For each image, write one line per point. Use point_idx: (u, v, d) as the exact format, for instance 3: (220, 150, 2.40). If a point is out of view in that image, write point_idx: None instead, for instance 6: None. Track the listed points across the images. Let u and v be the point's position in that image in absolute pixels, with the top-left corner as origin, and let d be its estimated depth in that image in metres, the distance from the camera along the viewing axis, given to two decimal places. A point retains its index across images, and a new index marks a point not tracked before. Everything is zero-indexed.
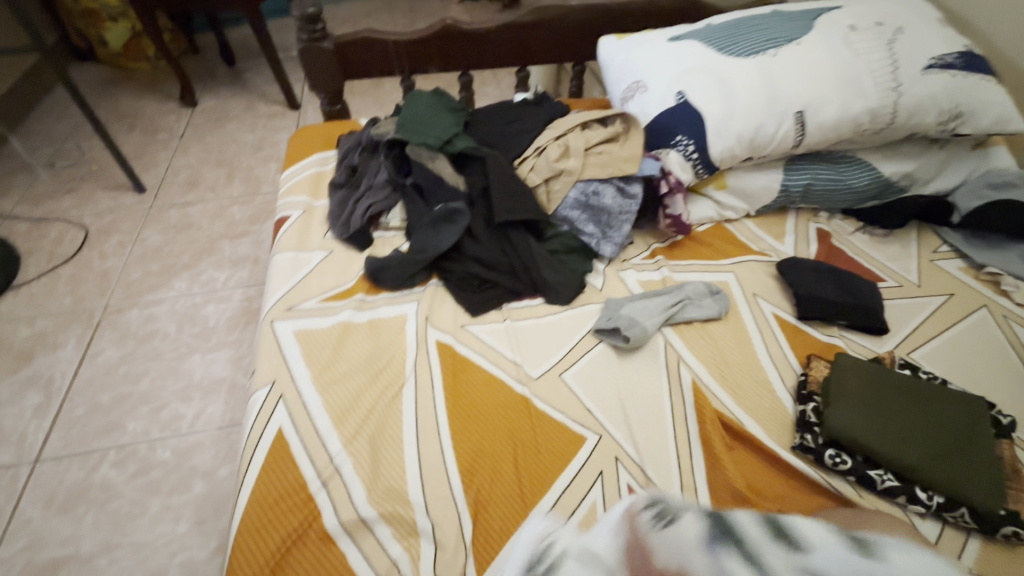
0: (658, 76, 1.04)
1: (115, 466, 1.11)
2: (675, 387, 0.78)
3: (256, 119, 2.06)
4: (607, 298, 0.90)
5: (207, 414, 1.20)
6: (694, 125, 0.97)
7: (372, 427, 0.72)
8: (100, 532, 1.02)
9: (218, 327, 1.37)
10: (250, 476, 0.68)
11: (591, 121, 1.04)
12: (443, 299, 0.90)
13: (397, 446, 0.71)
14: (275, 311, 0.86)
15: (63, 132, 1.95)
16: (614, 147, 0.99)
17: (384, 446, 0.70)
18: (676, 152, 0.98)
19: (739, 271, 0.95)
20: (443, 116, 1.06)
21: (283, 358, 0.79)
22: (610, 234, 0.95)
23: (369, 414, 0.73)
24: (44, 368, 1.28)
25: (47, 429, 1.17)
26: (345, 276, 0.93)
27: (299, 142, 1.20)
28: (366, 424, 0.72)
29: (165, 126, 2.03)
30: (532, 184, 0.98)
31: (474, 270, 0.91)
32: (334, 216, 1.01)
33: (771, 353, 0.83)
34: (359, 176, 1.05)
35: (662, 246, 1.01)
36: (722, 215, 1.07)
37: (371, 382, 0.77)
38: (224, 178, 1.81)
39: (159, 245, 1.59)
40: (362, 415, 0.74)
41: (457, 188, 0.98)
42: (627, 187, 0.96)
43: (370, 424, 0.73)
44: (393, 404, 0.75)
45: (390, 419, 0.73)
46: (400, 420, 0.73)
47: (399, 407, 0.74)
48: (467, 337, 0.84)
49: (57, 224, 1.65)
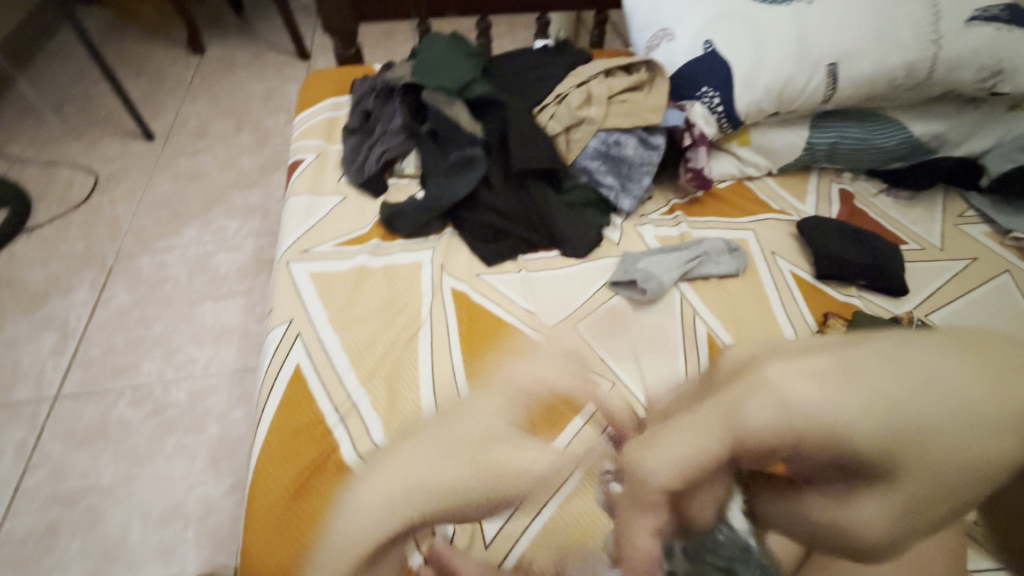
0: (686, 24, 1.01)
1: (132, 404, 1.14)
2: (690, 340, 0.78)
3: (266, 69, 2.01)
4: (624, 251, 0.89)
5: (220, 359, 1.22)
6: (721, 75, 0.94)
7: (388, 368, 0.73)
8: (120, 466, 1.05)
9: (229, 276, 1.38)
10: (270, 407, 0.70)
11: (614, 69, 1.01)
12: (458, 248, 0.89)
13: (414, 387, 0.71)
14: (291, 252, 0.86)
15: (69, 76, 1.92)
16: (637, 96, 0.96)
17: (401, 387, 0.71)
18: (701, 105, 0.95)
19: (759, 228, 0.93)
20: (462, 60, 1.03)
21: (300, 298, 0.79)
22: (629, 186, 0.94)
23: (387, 356, 0.74)
24: (59, 309, 1.30)
25: (64, 367, 1.20)
26: (360, 221, 0.92)
27: (312, 86, 1.17)
28: (383, 365, 0.73)
29: (173, 73, 1.99)
30: (551, 132, 0.95)
31: (489, 218, 0.89)
32: (348, 161, 0.99)
33: (789, 312, 0.82)
34: (373, 122, 1.03)
35: (681, 202, 0.99)
36: (743, 172, 1.04)
37: (388, 325, 0.77)
38: (233, 128, 1.78)
39: (169, 192, 1.58)
40: (379, 356, 0.74)
41: (474, 133, 0.95)
42: (650, 138, 0.94)
43: (388, 365, 0.73)
44: (410, 347, 0.75)
45: (407, 361, 0.73)
46: (416, 362, 0.73)
47: (416, 350, 0.74)
48: (482, 285, 0.83)
49: (67, 168, 1.64)
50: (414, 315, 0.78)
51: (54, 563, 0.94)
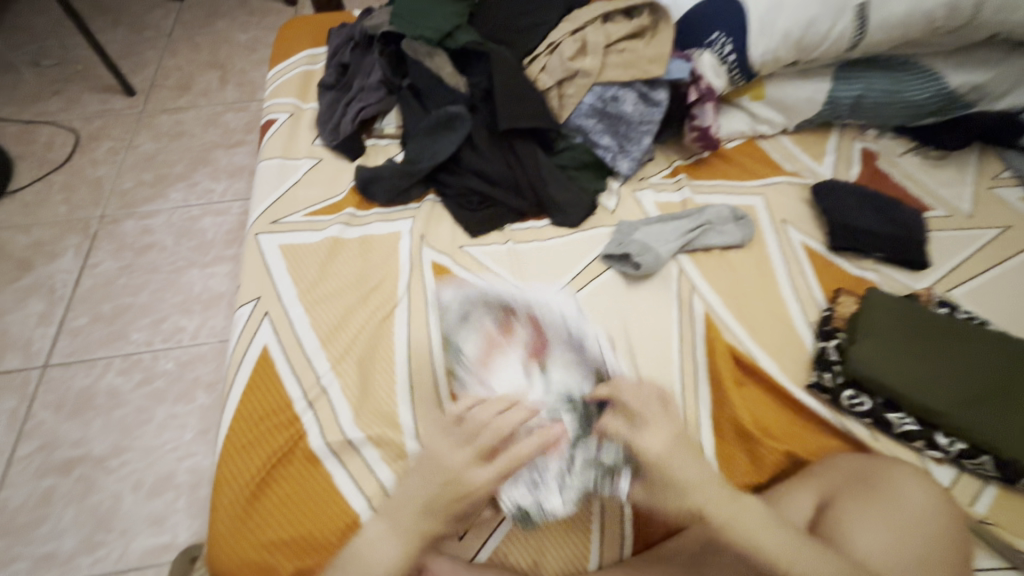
0: None
1: (121, 374, 1.13)
2: (686, 317, 0.73)
3: (249, 17, 1.88)
4: (619, 221, 0.84)
5: (207, 327, 1.19)
6: (734, 21, 0.85)
7: (358, 354, 0.67)
8: (110, 436, 1.05)
9: (216, 241, 1.33)
10: (237, 387, 0.66)
11: (613, 12, 0.87)
12: (440, 217, 0.83)
13: (389, 370, 0.66)
14: (260, 223, 0.79)
15: (45, 27, 1.81)
16: (640, 43, 0.84)
17: (374, 363, 0.67)
18: (709, 54, 0.86)
19: (770, 194, 0.87)
20: (443, 3, 0.92)
21: (269, 272, 0.74)
22: (628, 147, 0.86)
23: (353, 339, 0.68)
24: (45, 277, 1.27)
25: (52, 336, 1.18)
26: (333, 188, 0.84)
27: (285, 35, 1.08)
28: (349, 355, 0.67)
29: (152, 22, 1.87)
30: (542, 87, 0.86)
31: (473, 185, 0.83)
32: (323, 121, 0.91)
33: (797, 286, 0.78)
34: (351, 76, 0.94)
35: (686, 163, 0.92)
36: (755, 129, 0.95)
37: (362, 300, 0.72)
38: (217, 82, 1.69)
39: (152, 153, 1.52)
40: (349, 341, 0.68)
41: (455, 89, 0.86)
42: (651, 92, 0.84)
43: (356, 345, 0.68)
44: (383, 330, 0.69)
45: (380, 343, 0.68)
46: (391, 343, 0.68)
47: (390, 332, 0.69)
48: (465, 260, 0.79)
49: (46, 127, 1.57)
50: (387, 295, 0.72)
51: (49, 530, 0.96)
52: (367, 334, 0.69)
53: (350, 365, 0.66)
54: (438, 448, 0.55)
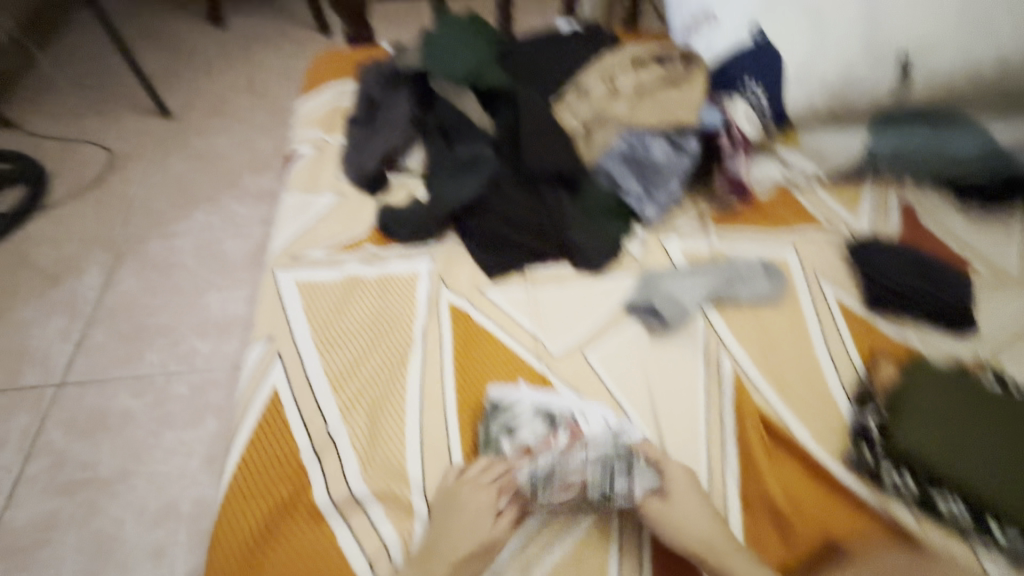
0: (734, 7, 0.87)
1: (133, 395, 1.13)
2: (713, 379, 0.70)
3: (285, 44, 1.94)
4: (644, 270, 0.81)
5: (222, 352, 1.19)
6: (769, 68, 0.84)
7: (368, 402, 0.66)
8: (117, 459, 1.04)
9: (237, 263, 1.34)
10: (243, 431, 0.64)
11: (645, 57, 0.86)
12: (459, 258, 0.81)
13: (399, 420, 0.64)
14: (279, 259, 0.79)
15: (91, 48, 1.88)
16: (672, 91, 0.83)
17: (384, 412, 0.65)
18: (742, 101, 0.85)
19: (802, 245, 0.84)
20: (475, 44, 0.92)
21: (284, 311, 0.73)
22: (655, 193, 0.83)
23: (365, 385, 0.67)
24: (69, 292, 1.29)
25: (71, 353, 1.19)
26: (355, 224, 0.83)
27: (315, 67, 1.09)
28: (359, 401, 0.66)
29: (192, 47, 1.94)
30: (569, 127, 0.85)
31: (495, 226, 0.81)
32: (349, 155, 0.91)
33: (831, 347, 0.73)
34: (379, 113, 0.95)
35: (715, 212, 0.88)
36: (788, 177, 0.91)
37: (376, 344, 0.70)
38: (250, 106, 1.73)
39: (182, 173, 1.55)
40: (360, 387, 0.67)
41: (484, 131, 0.86)
42: (681, 140, 0.82)
43: (368, 391, 0.67)
44: (395, 378, 0.68)
45: (391, 392, 0.66)
46: (401, 392, 0.67)
47: (402, 380, 0.67)
48: (484, 304, 0.77)
49: (84, 144, 1.62)
50: (401, 339, 0.71)
51: (50, 554, 0.95)
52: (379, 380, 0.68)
53: (360, 412, 0.65)
54: (467, 501, 0.58)
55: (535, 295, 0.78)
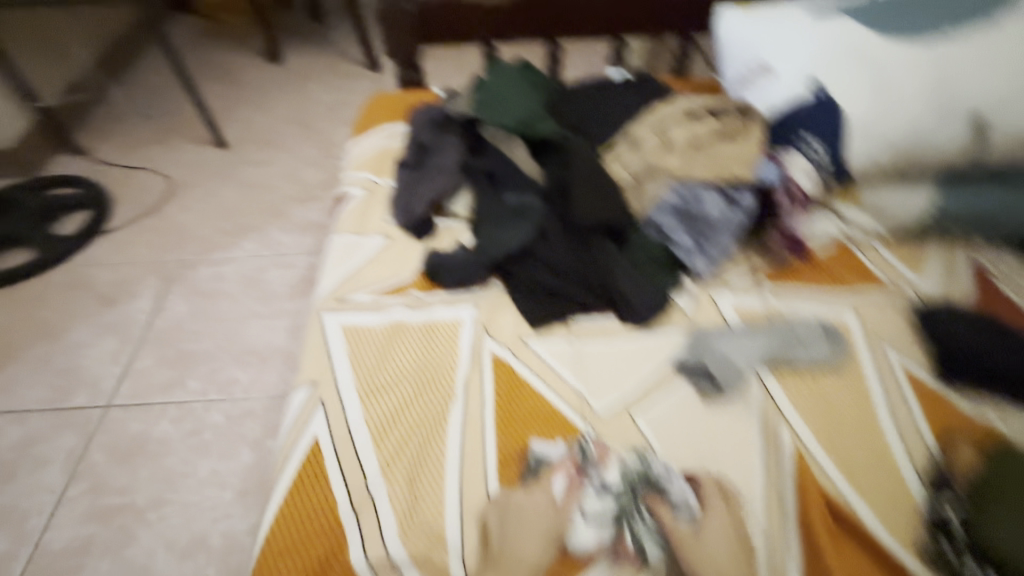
0: (793, 62, 0.86)
1: (173, 422, 1.14)
2: (771, 450, 0.66)
3: (337, 80, 2.03)
4: (695, 326, 0.78)
5: (260, 382, 1.20)
6: (829, 123, 0.81)
7: (409, 455, 0.65)
8: (154, 486, 1.05)
9: (280, 294, 1.37)
10: (283, 481, 0.64)
11: (699, 111, 0.85)
12: (502, 306, 0.80)
13: (440, 477, 0.63)
14: (326, 301, 0.79)
15: (159, 83, 2.01)
16: (725, 145, 0.81)
17: (425, 467, 0.64)
18: (800, 155, 0.83)
19: (864, 308, 0.79)
20: (528, 94, 0.94)
21: (329, 356, 0.73)
22: (706, 246, 0.80)
23: (407, 437, 0.66)
24: (122, 316, 1.34)
25: (118, 376, 1.22)
26: (401, 269, 0.84)
27: (369, 110, 1.12)
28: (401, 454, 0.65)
29: (251, 82, 2.04)
30: (620, 178, 0.85)
31: (541, 277, 0.80)
32: (397, 198, 0.92)
33: (900, 423, 0.68)
34: (428, 157, 0.96)
35: (768, 267, 0.84)
36: (847, 235, 0.86)
37: (420, 394, 0.70)
38: (301, 140, 1.80)
39: (234, 203, 1.61)
40: (401, 440, 0.66)
41: (534, 181, 0.87)
42: (735, 195, 0.80)
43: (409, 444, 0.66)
44: (436, 431, 0.67)
45: (432, 445, 0.66)
46: (441, 446, 0.65)
47: (443, 434, 0.66)
48: (528, 355, 0.74)
49: (146, 173, 1.71)
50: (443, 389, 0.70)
51: None
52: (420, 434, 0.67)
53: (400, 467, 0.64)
54: (526, 504, 0.60)
55: (578, 348, 0.76)
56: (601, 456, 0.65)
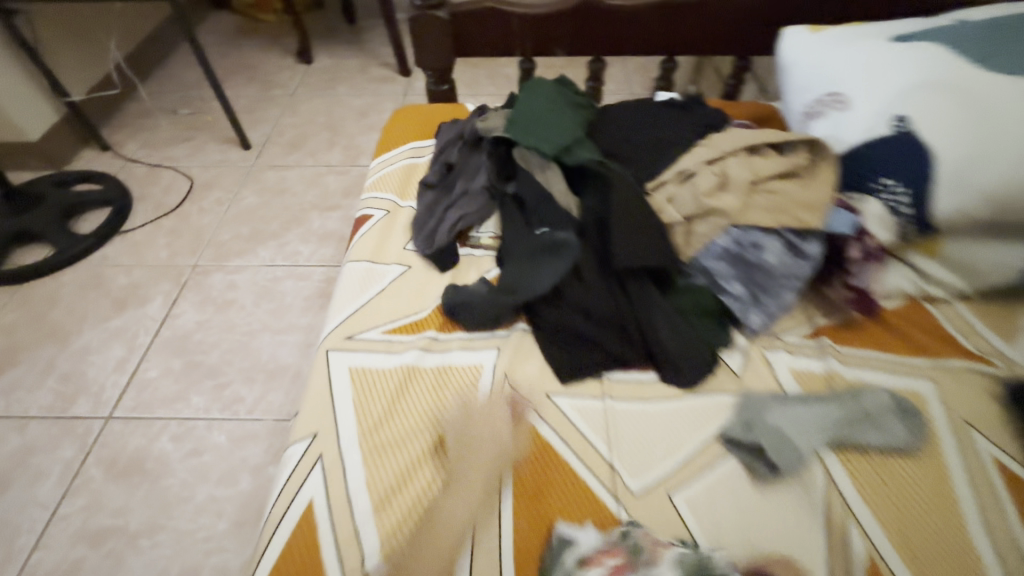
0: (873, 92, 0.75)
1: (174, 440, 1.09)
2: (838, 553, 0.57)
3: (366, 84, 1.98)
4: (746, 390, 0.68)
5: (266, 402, 1.15)
6: (917, 165, 0.69)
7: (412, 526, 0.57)
8: (148, 510, 1.00)
9: (293, 307, 1.31)
10: (272, 551, 0.57)
11: (761, 144, 0.75)
12: (528, 353, 0.72)
13: (445, 562, 0.54)
14: (333, 337, 0.72)
15: (189, 80, 1.99)
16: (792, 186, 0.71)
17: (426, 546, 0.55)
18: (877, 202, 0.72)
19: (945, 380, 0.69)
20: (567, 114, 0.85)
21: (332, 402, 0.66)
22: (763, 300, 0.72)
23: (411, 504, 0.59)
24: (132, 322, 1.30)
25: (123, 386, 1.18)
26: (418, 303, 0.76)
27: (396, 124, 1.06)
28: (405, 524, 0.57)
29: (280, 82, 2.01)
30: (667, 219, 0.75)
31: (572, 323, 0.71)
32: (420, 223, 0.85)
33: (993, 531, 0.58)
34: (454, 177, 0.89)
35: (830, 323, 0.75)
36: (922, 291, 0.77)
37: (430, 454, 0.62)
38: (325, 144, 1.75)
39: (253, 207, 1.57)
40: (405, 507, 0.58)
41: (568, 212, 0.77)
42: (801, 244, 0.70)
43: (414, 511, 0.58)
44: (442, 502, 0.58)
45: (437, 519, 0.57)
46: (452, 522, 0.56)
47: (450, 506, 0.57)
48: (553, 414, 0.66)
49: (168, 172, 1.68)
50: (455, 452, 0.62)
51: None
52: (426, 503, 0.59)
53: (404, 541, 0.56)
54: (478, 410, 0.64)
55: (611, 408, 0.67)
56: (653, 546, 0.55)
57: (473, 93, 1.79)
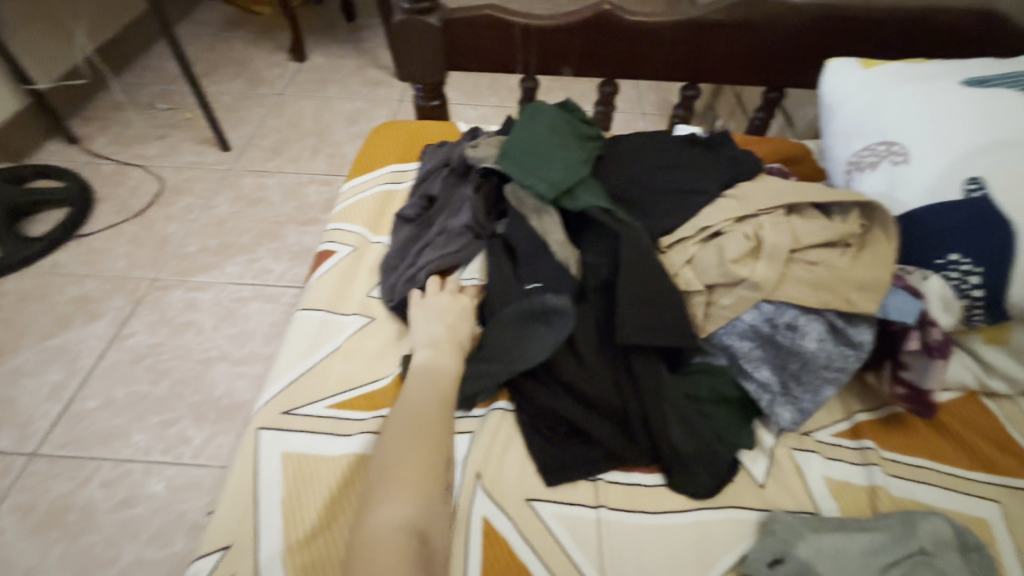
0: (938, 147, 0.63)
1: (104, 486, 0.96)
2: None
3: (360, 87, 1.85)
4: (770, 510, 0.56)
5: (215, 445, 1.01)
6: (992, 242, 0.57)
7: (434, 476, 0.50)
8: (64, 573, 0.87)
9: (257, 333, 1.18)
10: None
11: (801, 202, 0.63)
12: (507, 442, 0.59)
13: (443, 433, 0.53)
14: (270, 410, 0.59)
15: (172, 73, 1.86)
16: (838, 258, 0.59)
17: (418, 425, 0.53)
18: (942, 280, 0.59)
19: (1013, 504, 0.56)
20: (571, 147, 0.72)
21: (256, 502, 0.53)
22: (795, 392, 0.59)
23: (423, 451, 0.51)
24: (75, 341, 1.16)
25: (55, 418, 1.04)
26: (378, 370, 0.63)
27: (376, 143, 0.93)
28: (432, 477, 0.49)
29: (269, 80, 1.88)
30: (685, 287, 0.61)
31: (562, 409, 0.59)
32: (390, 266, 0.72)
33: None
34: (435, 212, 0.76)
35: (871, 418, 0.63)
36: (984, 386, 0.64)
37: (413, 404, 0.55)
38: (310, 150, 1.62)
39: (226, 216, 1.44)
40: (429, 458, 0.50)
41: (563, 266, 0.64)
42: (848, 329, 0.57)
43: (439, 461, 0.51)
44: (405, 395, 0.56)
45: (411, 411, 0.54)
46: (426, 405, 0.55)
47: (416, 390, 0.56)
48: (533, 529, 0.54)
49: (138, 172, 1.55)
50: (442, 393, 0.57)
51: None
52: (444, 454, 0.52)
53: (439, 496, 0.49)
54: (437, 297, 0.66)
55: (604, 522, 0.55)
56: None
57: (472, 103, 1.66)
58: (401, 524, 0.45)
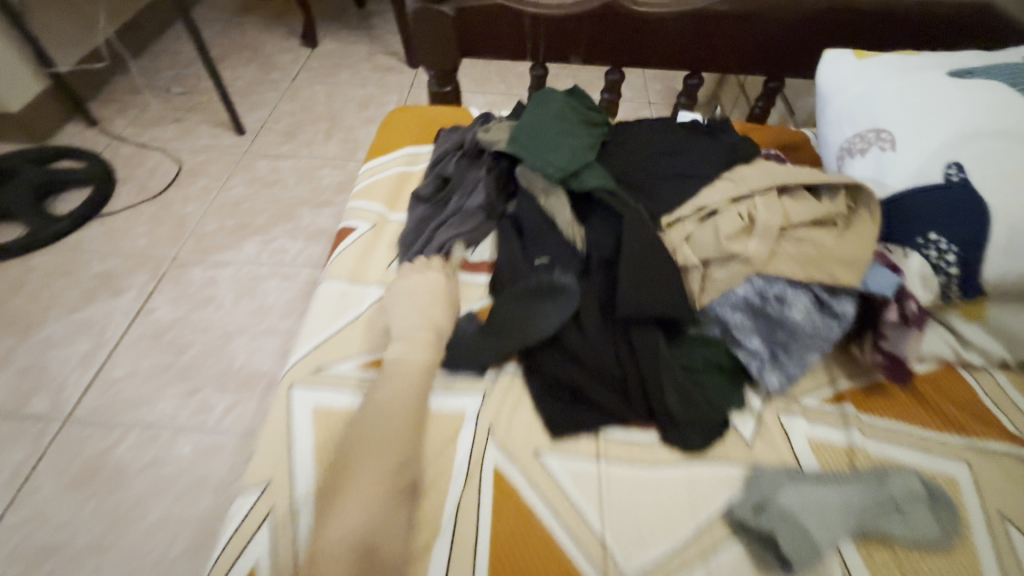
0: (922, 134, 0.68)
1: (133, 448, 1.02)
2: None
3: (370, 73, 1.89)
4: (756, 464, 0.61)
5: (237, 412, 1.07)
6: (968, 222, 0.61)
7: (386, 485, 0.53)
8: (98, 526, 0.93)
9: (274, 309, 1.24)
10: None
11: (792, 184, 0.67)
12: (517, 402, 0.65)
13: (400, 440, 0.56)
14: (299, 370, 0.65)
15: (187, 58, 1.90)
16: (825, 236, 0.64)
17: (377, 429, 0.55)
18: (920, 259, 0.63)
19: (981, 462, 0.61)
20: (578, 132, 0.77)
21: (290, 450, 0.58)
22: (784, 361, 0.64)
23: (374, 463, 0.53)
24: (101, 314, 1.22)
25: (85, 385, 1.10)
26: None
27: (392, 126, 0.97)
28: (386, 487, 0.52)
29: (281, 65, 1.91)
30: (682, 262, 0.67)
31: (568, 373, 0.64)
32: (407, 242, 0.77)
33: None
34: (450, 192, 0.81)
35: (853, 386, 0.68)
36: (960, 357, 0.68)
37: (385, 404, 0.58)
38: (322, 135, 1.66)
39: (242, 198, 1.48)
40: (385, 466, 0.53)
41: (570, 242, 0.70)
42: (832, 302, 0.62)
43: (395, 472, 0.54)
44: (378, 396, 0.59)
45: (376, 415, 0.57)
46: (393, 410, 0.57)
47: (386, 394, 0.59)
48: (541, 477, 0.59)
49: (156, 154, 1.59)
50: (415, 395, 0.59)
51: None
52: (400, 459, 0.54)
53: (394, 499, 0.52)
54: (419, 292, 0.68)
55: (604, 472, 0.60)
56: None
57: (481, 90, 1.70)
58: (350, 539, 0.49)
